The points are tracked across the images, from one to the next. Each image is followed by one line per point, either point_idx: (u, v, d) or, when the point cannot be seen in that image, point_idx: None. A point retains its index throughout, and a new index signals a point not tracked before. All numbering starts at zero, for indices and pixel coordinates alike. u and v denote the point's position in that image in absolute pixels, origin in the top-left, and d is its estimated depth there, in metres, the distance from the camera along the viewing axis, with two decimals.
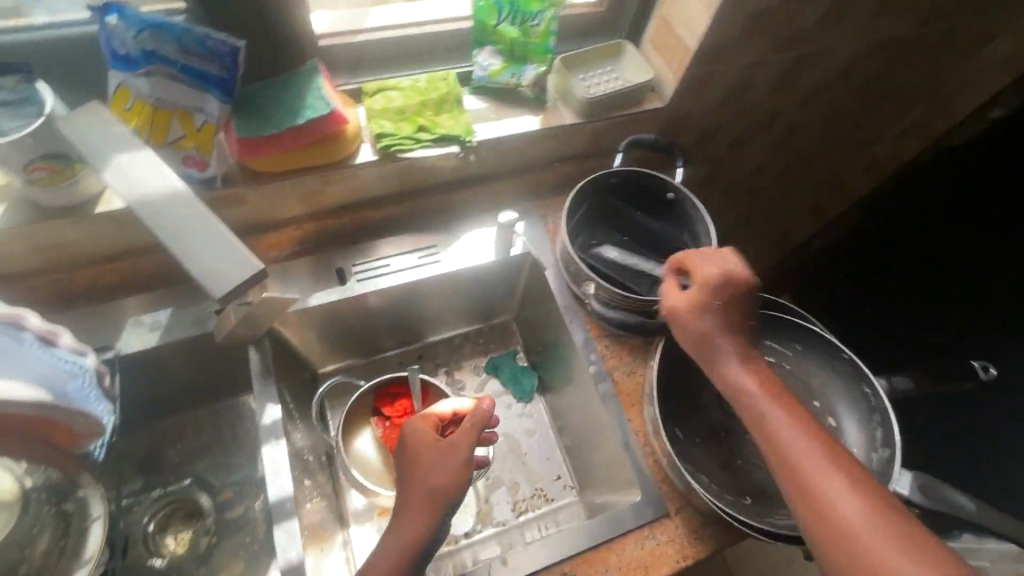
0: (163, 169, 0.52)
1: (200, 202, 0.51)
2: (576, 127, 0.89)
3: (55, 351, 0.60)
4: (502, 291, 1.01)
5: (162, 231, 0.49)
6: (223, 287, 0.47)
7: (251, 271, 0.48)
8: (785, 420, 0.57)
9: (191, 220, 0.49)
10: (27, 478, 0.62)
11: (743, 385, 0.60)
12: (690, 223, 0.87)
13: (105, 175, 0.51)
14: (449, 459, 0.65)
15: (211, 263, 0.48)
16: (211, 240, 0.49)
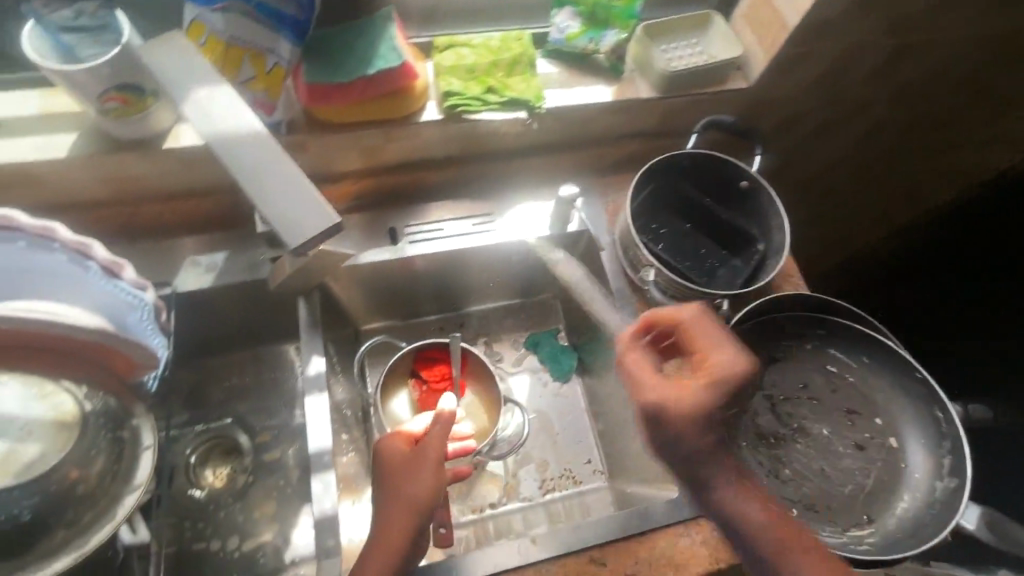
0: (243, 110, 0.51)
1: (278, 145, 0.50)
2: (652, 102, 0.84)
3: (116, 282, 0.63)
4: (551, 267, 0.98)
5: (241, 173, 0.48)
6: (298, 237, 0.45)
7: (327, 223, 0.46)
8: (778, 538, 0.57)
9: (268, 166, 0.48)
10: (87, 401, 0.59)
11: (739, 502, 0.58)
12: (762, 216, 0.84)
13: (183, 109, 0.50)
14: (422, 469, 0.66)
15: (288, 211, 0.46)
16: (287, 186, 0.48)
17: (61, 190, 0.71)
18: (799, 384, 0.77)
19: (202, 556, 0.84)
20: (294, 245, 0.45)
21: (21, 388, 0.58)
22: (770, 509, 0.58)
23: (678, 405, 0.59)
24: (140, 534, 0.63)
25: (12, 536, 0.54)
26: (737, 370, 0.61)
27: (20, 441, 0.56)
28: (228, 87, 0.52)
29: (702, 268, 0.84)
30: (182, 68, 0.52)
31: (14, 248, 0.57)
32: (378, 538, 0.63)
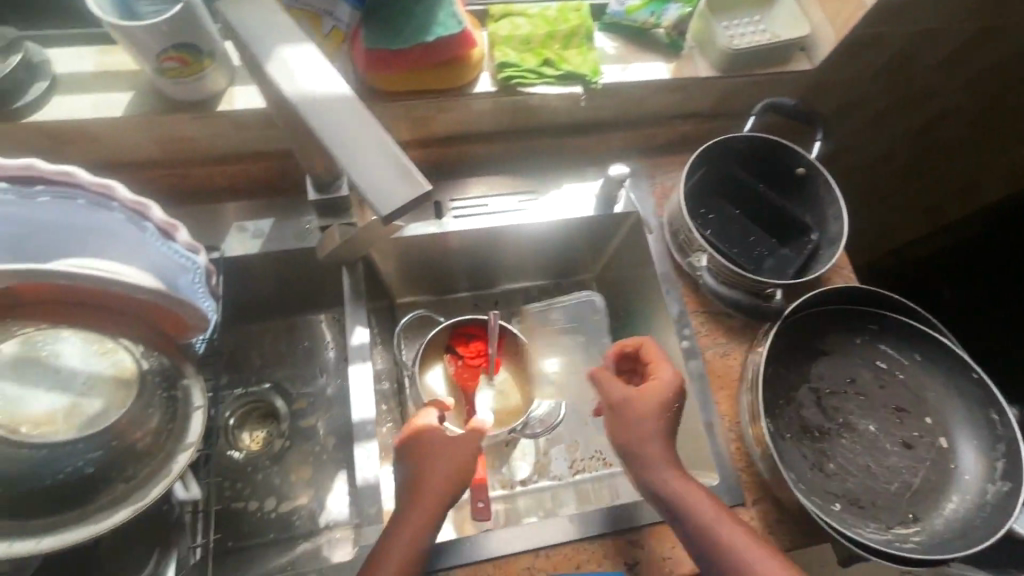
0: (320, 56, 0.42)
1: (357, 99, 0.41)
2: (711, 82, 0.81)
3: (171, 244, 0.64)
4: (591, 248, 0.96)
5: (318, 124, 0.39)
6: (386, 205, 0.37)
7: (418, 190, 0.38)
8: (715, 530, 0.61)
9: (348, 121, 0.40)
10: (145, 360, 0.58)
11: (691, 495, 0.63)
12: (818, 204, 0.81)
13: (268, 67, 0.41)
14: (453, 458, 0.66)
15: (374, 173, 0.38)
16: (369, 143, 0.39)
17: (117, 149, 0.72)
18: (846, 379, 0.76)
19: (241, 515, 0.86)
20: (385, 213, 0.37)
21: (79, 343, 0.56)
22: (709, 502, 0.63)
23: (638, 408, 0.68)
24: (192, 493, 0.64)
25: (75, 486, 0.53)
26: (675, 378, 0.69)
27: (81, 396, 0.54)
28: (300, 28, 0.43)
29: (752, 255, 0.82)
30: (254, 2, 0.44)
31: (74, 206, 0.57)
32: (407, 524, 0.62)
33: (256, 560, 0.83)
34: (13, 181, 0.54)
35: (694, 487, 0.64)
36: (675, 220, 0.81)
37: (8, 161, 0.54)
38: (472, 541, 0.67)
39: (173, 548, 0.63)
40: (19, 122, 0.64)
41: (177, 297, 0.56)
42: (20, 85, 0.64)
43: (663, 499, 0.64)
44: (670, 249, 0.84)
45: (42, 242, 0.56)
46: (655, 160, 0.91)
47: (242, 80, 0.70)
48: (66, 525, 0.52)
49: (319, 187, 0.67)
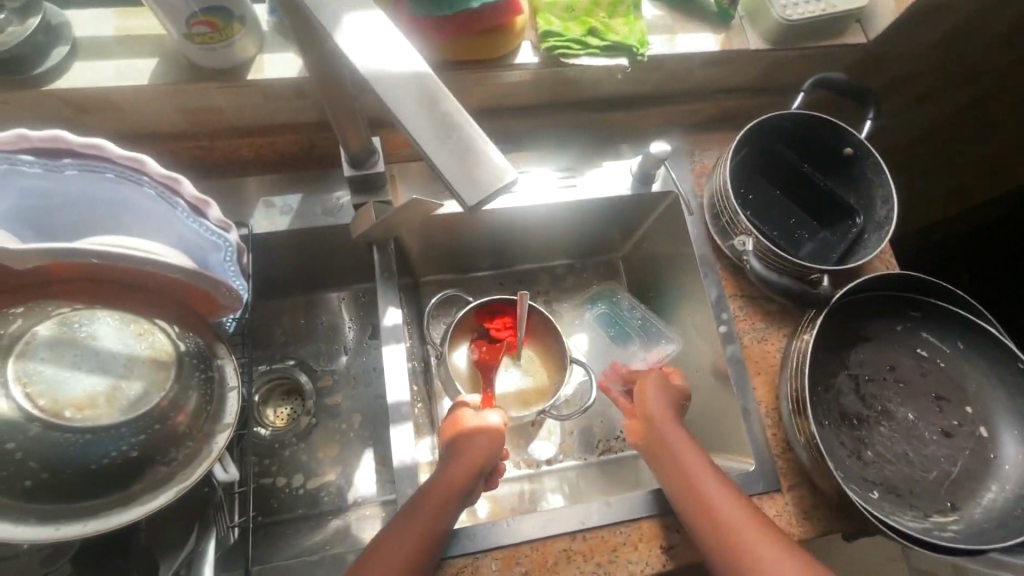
0: (388, 25, 0.38)
1: (434, 76, 0.37)
2: (758, 55, 0.78)
3: (202, 222, 0.60)
4: (623, 228, 0.94)
5: (394, 103, 0.36)
6: (473, 195, 0.34)
7: (503, 181, 0.35)
8: (725, 500, 0.63)
9: (425, 99, 0.36)
10: (181, 342, 0.56)
11: (698, 464, 0.67)
12: (865, 186, 0.78)
13: (337, 39, 0.38)
14: (475, 447, 0.69)
15: (460, 160, 0.35)
16: (451, 125, 0.36)
17: (138, 118, 0.71)
18: (885, 366, 0.75)
19: (270, 490, 0.86)
20: (473, 204, 0.33)
21: (116, 323, 0.53)
22: (721, 478, 0.65)
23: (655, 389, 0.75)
24: (232, 474, 0.64)
25: (118, 472, 0.51)
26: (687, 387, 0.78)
27: (121, 379, 0.52)
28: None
29: (792, 238, 0.79)
30: None
31: (103, 180, 0.54)
32: (429, 503, 0.62)
33: (286, 534, 0.83)
34: (39, 154, 0.52)
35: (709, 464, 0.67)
36: (717, 201, 0.79)
37: (35, 132, 0.51)
38: (509, 525, 0.68)
39: (213, 528, 0.63)
40: (42, 89, 0.63)
41: (206, 275, 0.54)
42: (40, 50, 0.62)
43: (675, 472, 0.67)
44: (708, 232, 0.81)
45: (67, 218, 0.54)
46: (693, 136, 0.87)
47: (272, 48, 0.68)
48: (110, 508, 0.50)
49: (353, 162, 0.66)
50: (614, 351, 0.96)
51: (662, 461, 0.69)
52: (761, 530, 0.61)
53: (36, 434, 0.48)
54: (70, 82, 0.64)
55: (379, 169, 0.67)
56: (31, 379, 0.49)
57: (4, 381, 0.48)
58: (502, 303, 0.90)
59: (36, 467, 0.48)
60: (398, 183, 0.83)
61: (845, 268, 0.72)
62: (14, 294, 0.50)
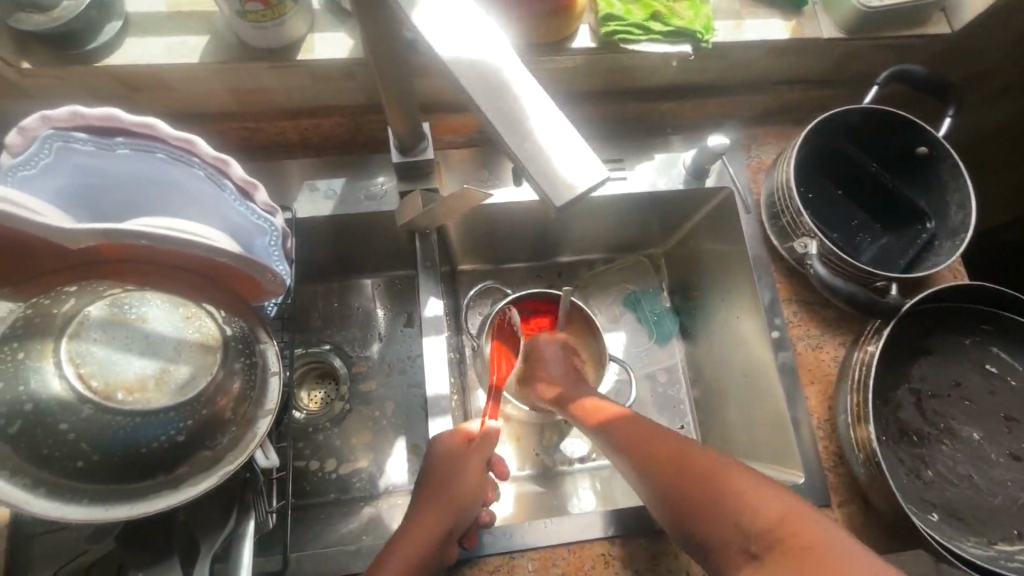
0: (461, 8, 0.36)
1: (514, 61, 0.35)
2: (829, 45, 0.73)
3: (249, 204, 0.58)
4: (670, 225, 0.91)
5: (476, 90, 0.34)
6: (562, 193, 0.32)
7: (596, 177, 0.33)
8: (743, 518, 0.52)
9: (507, 88, 0.34)
10: (227, 327, 0.55)
11: (647, 440, 0.63)
12: (939, 188, 0.74)
13: (416, 21, 0.36)
14: (471, 468, 0.63)
15: (547, 152, 0.33)
16: (538, 114, 0.34)
17: (187, 95, 0.71)
18: (950, 381, 0.70)
19: (303, 473, 0.86)
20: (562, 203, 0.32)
21: (165, 307, 0.52)
22: (755, 492, 0.53)
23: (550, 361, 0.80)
24: (272, 460, 0.64)
25: (165, 456, 0.50)
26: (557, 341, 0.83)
27: (169, 362, 0.50)
28: None
29: (856, 240, 0.75)
30: None
31: (153, 159, 0.53)
32: (434, 508, 0.60)
33: (318, 518, 0.84)
34: (92, 132, 0.52)
35: (672, 439, 0.62)
36: (778, 198, 0.74)
37: (89, 110, 0.51)
38: (546, 525, 0.66)
39: (252, 511, 0.63)
40: (95, 65, 0.64)
41: (250, 260, 0.53)
42: (95, 25, 0.62)
43: (685, 486, 0.57)
44: (765, 232, 0.78)
45: (114, 197, 0.54)
46: (752, 130, 0.83)
47: (322, 27, 0.67)
48: (158, 491, 0.50)
49: (402, 149, 0.65)
50: (654, 350, 0.93)
51: (649, 461, 0.61)
52: (790, 554, 0.48)
53: (88, 416, 0.47)
54: (122, 58, 0.64)
55: (428, 156, 0.65)
56: (84, 360, 0.47)
57: (57, 361, 0.47)
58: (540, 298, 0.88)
59: (88, 448, 0.47)
60: (442, 171, 0.81)
61: (915, 276, 0.68)
62: (70, 272, 0.53)
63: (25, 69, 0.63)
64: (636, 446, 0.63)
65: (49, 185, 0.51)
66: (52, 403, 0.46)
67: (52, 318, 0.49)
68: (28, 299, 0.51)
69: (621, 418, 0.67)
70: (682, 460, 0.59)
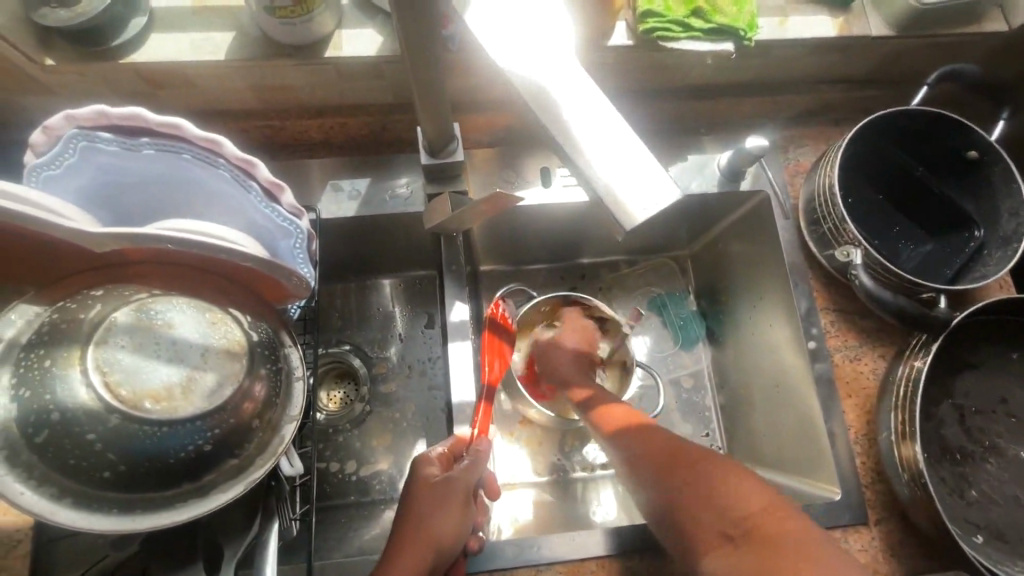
0: (518, 19, 0.37)
1: (573, 73, 0.37)
2: (876, 43, 0.70)
3: (274, 207, 0.55)
4: (700, 227, 0.88)
5: (539, 101, 0.36)
6: (630, 214, 0.33)
7: (668, 195, 0.34)
8: (722, 506, 0.53)
9: (570, 100, 0.36)
10: (252, 332, 0.53)
11: (651, 447, 0.61)
12: (990, 194, 0.70)
13: (477, 32, 0.37)
14: (449, 507, 0.60)
15: (610, 164, 0.34)
16: (602, 124, 0.36)
17: (212, 92, 0.70)
18: (996, 397, 0.67)
19: (323, 475, 0.85)
20: (634, 224, 0.33)
21: (190, 311, 0.51)
22: (745, 485, 0.54)
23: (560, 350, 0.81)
24: (297, 468, 0.61)
25: (193, 465, 0.49)
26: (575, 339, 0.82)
27: (196, 370, 0.48)
28: None
29: (899, 249, 0.72)
30: None
31: (179, 160, 0.51)
32: (422, 533, 0.57)
33: (339, 522, 0.83)
34: (117, 132, 0.50)
35: (676, 446, 0.60)
36: (819, 203, 0.71)
37: (114, 109, 0.49)
38: (574, 537, 0.65)
39: (277, 516, 0.60)
40: (121, 63, 0.62)
41: (277, 264, 0.51)
42: (119, 21, 0.61)
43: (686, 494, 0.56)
44: (804, 238, 0.75)
45: (141, 198, 0.52)
46: (790, 131, 0.80)
47: (350, 23, 0.65)
48: (187, 500, 0.49)
49: (431, 150, 0.64)
50: (679, 356, 0.90)
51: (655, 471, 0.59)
52: (765, 542, 0.48)
53: (115, 426, 0.46)
54: (146, 54, 0.62)
55: (457, 158, 0.64)
56: (111, 368, 0.46)
57: (84, 369, 0.46)
58: (533, 312, 0.87)
59: (115, 459, 0.46)
60: (469, 172, 0.79)
61: (965, 288, 0.65)
62: (93, 276, 0.51)
63: (49, 66, 0.62)
64: (644, 450, 0.61)
65: (72, 184, 0.50)
66: (80, 412, 0.45)
67: (79, 323, 0.47)
68: (51, 304, 0.50)
69: (639, 426, 0.64)
70: (679, 460, 0.58)
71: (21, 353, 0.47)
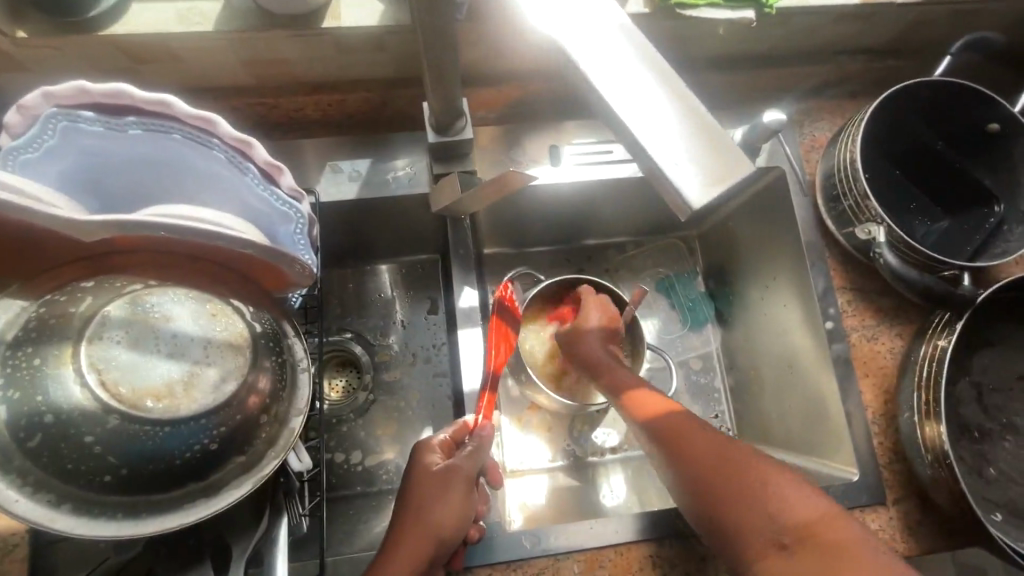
0: None
1: (622, 43, 0.34)
2: (898, 9, 0.67)
3: (274, 190, 0.52)
4: (710, 206, 0.86)
5: (583, 61, 0.34)
6: (700, 192, 0.31)
7: (740, 167, 0.31)
8: (777, 510, 0.50)
9: (614, 71, 0.33)
10: (255, 324, 0.50)
11: (680, 433, 0.59)
12: (1010, 170, 0.69)
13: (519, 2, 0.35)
14: (451, 497, 0.58)
15: (660, 140, 0.32)
16: (651, 90, 0.33)
17: (201, 68, 0.65)
18: (1014, 374, 0.67)
19: (328, 466, 0.83)
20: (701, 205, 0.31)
21: (189, 303, 0.47)
22: (785, 485, 0.52)
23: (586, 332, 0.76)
24: (306, 463, 0.59)
25: (198, 465, 0.46)
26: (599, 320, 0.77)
27: (198, 365, 0.46)
28: None
29: (917, 227, 0.71)
30: None
31: (168, 140, 0.47)
32: (423, 523, 0.56)
33: (347, 513, 0.81)
34: (100, 111, 0.46)
35: (705, 435, 0.57)
36: (838, 179, 0.69)
37: (96, 85, 0.45)
38: (592, 526, 0.64)
39: (284, 512, 0.59)
40: (101, 36, 0.58)
41: (278, 251, 0.48)
42: None
43: (717, 484, 0.54)
44: (821, 216, 0.73)
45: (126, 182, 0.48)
46: (805, 104, 0.78)
47: None
48: (193, 500, 0.47)
49: (438, 128, 0.61)
50: (688, 337, 0.89)
51: (680, 458, 0.57)
52: (823, 549, 0.47)
53: (115, 427, 0.43)
54: (127, 25, 0.58)
55: (466, 136, 0.62)
56: (106, 366, 0.43)
57: (77, 368, 0.43)
58: (543, 295, 0.84)
59: (116, 462, 0.43)
60: (475, 152, 0.76)
61: (989, 265, 0.64)
62: (80, 268, 0.47)
63: (21, 40, 0.57)
64: (667, 436, 0.59)
65: (51, 169, 0.46)
66: (75, 413, 0.42)
67: (69, 319, 0.44)
68: (36, 297, 0.46)
69: (664, 412, 0.62)
70: (715, 456, 0.55)
71: (7, 351, 0.43)
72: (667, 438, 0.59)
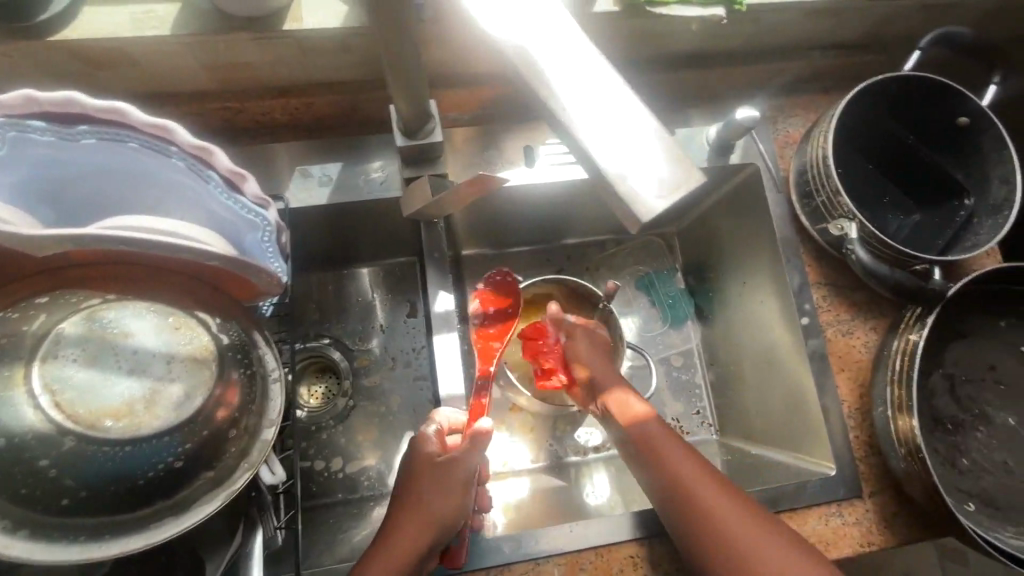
0: None
1: (573, 46, 0.34)
2: (865, 4, 0.68)
3: (237, 197, 0.50)
4: (687, 203, 0.85)
5: (535, 65, 0.33)
6: (651, 203, 0.31)
7: (690, 177, 0.31)
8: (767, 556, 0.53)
9: (566, 74, 0.33)
10: (222, 335, 0.48)
11: (664, 449, 0.60)
12: (980, 163, 0.69)
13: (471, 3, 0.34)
14: (451, 489, 0.58)
15: (609, 146, 0.31)
16: (603, 94, 0.33)
17: (161, 72, 0.64)
18: (985, 364, 0.68)
19: (308, 474, 0.82)
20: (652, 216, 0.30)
21: (150, 318, 0.46)
22: (762, 531, 0.54)
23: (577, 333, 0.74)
24: (279, 476, 0.57)
25: (165, 483, 0.45)
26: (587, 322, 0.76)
27: (160, 381, 0.44)
28: None
29: (889, 221, 0.71)
30: None
31: (124, 149, 0.45)
32: (421, 512, 0.56)
33: (328, 522, 0.79)
34: (51, 120, 0.43)
35: (694, 465, 0.59)
36: (812, 175, 0.69)
37: (45, 94, 0.42)
38: (571, 529, 0.64)
39: (260, 526, 0.56)
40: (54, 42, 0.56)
41: (244, 261, 0.46)
42: None
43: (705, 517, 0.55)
44: (796, 212, 0.74)
45: (81, 193, 0.47)
46: (779, 100, 0.78)
47: None
48: (161, 518, 0.45)
49: (407, 132, 0.60)
50: (668, 335, 0.89)
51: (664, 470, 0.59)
52: None
53: (71, 449, 0.42)
54: (81, 30, 0.56)
55: (435, 139, 0.60)
56: (62, 386, 0.42)
57: (30, 389, 0.42)
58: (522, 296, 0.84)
59: (75, 485, 0.42)
60: (448, 155, 0.75)
61: (959, 258, 0.64)
62: (30, 281, 0.45)
63: None
64: (651, 449, 0.61)
65: None
66: (29, 436, 0.41)
67: (21, 338, 0.43)
68: None
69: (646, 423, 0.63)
70: (705, 494, 0.57)
71: None
72: (650, 450, 0.61)
